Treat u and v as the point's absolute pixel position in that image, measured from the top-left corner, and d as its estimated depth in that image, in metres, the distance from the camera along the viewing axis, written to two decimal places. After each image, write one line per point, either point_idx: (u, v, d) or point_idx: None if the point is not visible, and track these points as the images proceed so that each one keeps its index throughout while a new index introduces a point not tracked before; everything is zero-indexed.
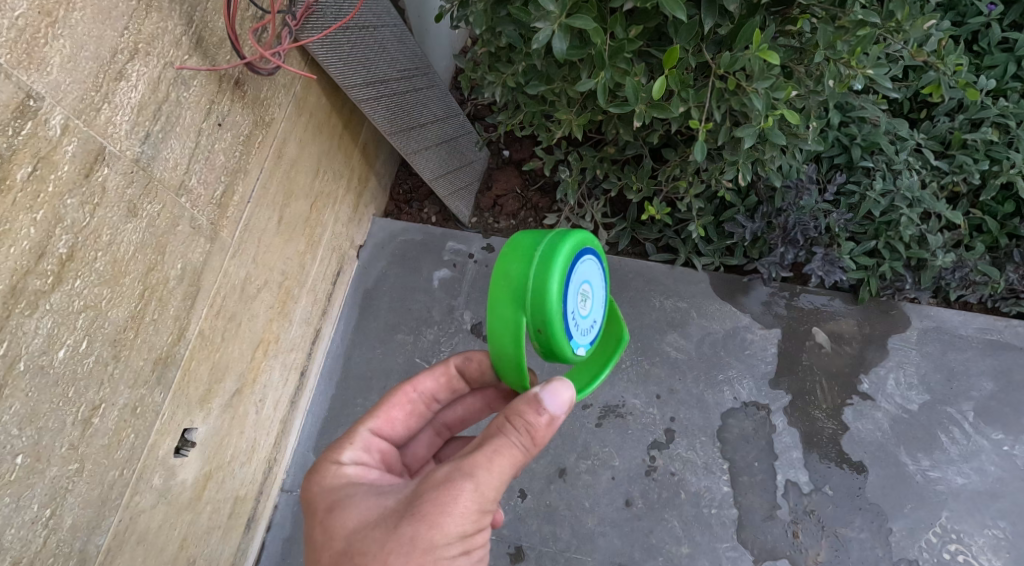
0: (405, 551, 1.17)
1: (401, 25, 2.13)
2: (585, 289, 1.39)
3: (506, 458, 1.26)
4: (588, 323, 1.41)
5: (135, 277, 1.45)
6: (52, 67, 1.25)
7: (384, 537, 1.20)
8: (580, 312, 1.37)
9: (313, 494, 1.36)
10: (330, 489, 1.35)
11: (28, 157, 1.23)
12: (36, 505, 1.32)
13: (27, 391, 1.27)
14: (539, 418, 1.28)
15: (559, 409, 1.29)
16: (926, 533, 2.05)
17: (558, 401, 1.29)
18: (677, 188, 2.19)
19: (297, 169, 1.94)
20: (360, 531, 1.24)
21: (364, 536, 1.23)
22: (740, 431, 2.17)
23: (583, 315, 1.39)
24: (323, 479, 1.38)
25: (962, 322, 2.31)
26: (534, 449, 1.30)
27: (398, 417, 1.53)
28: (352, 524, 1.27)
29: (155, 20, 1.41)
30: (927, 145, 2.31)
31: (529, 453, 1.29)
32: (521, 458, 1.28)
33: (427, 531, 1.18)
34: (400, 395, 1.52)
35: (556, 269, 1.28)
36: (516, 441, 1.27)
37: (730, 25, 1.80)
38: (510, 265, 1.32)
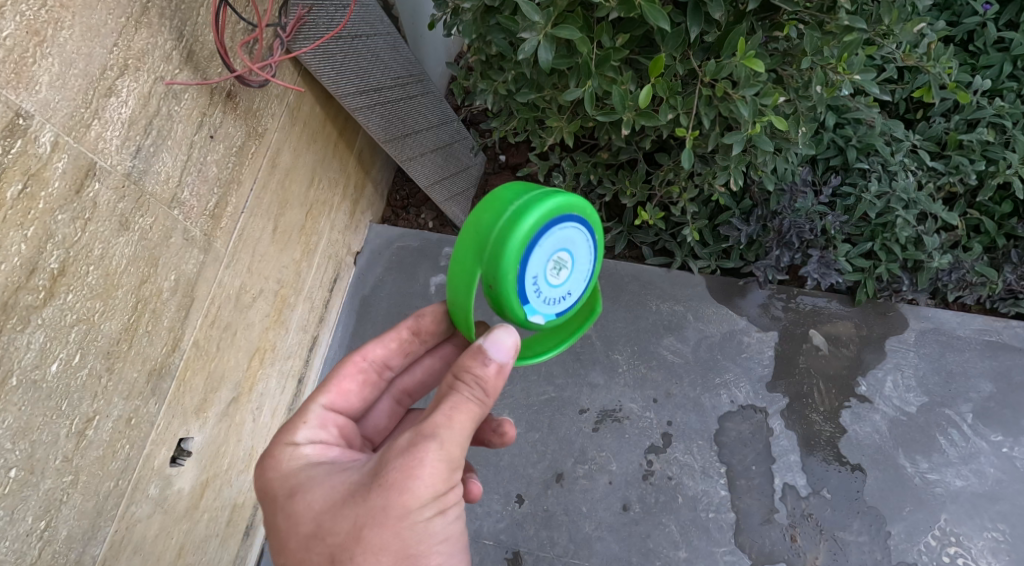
0: (378, 524, 1.19)
1: (395, 33, 2.13)
2: (559, 256, 1.34)
3: (463, 413, 1.26)
4: (557, 293, 1.38)
5: (127, 290, 1.46)
6: (41, 85, 1.26)
7: (355, 513, 1.21)
8: (546, 277, 1.33)
9: (270, 483, 1.32)
10: (285, 475, 1.33)
11: (19, 174, 1.24)
12: (31, 518, 1.33)
13: (20, 405, 1.29)
14: (486, 371, 1.28)
15: (506, 357, 1.30)
16: (925, 536, 2.04)
17: (502, 350, 1.29)
18: (670, 192, 2.21)
19: (292, 178, 1.94)
20: (328, 512, 1.24)
21: (333, 515, 1.23)
22: (738, 434, 2.17)
23: (550, 282, 1.35)
24: (277, 463, 1.34)
25: (961, 323, 2.31)
26: (490, 400, 1.30)
27: (351, 387, 1.49)
28: (316, 506, 1.26)
29: (145, 36, 1.42)
30: (922, 146, 2.31)
31: (485, 404, 1.29)
32: (480, 412, 1.28)
33: (397, 499, 1.19)
34: (350, 367, 1.48)
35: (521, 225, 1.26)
36: (469, 396, 1.27)
37: (716, 31, 1.83)
38: (484, 214, 1.30)
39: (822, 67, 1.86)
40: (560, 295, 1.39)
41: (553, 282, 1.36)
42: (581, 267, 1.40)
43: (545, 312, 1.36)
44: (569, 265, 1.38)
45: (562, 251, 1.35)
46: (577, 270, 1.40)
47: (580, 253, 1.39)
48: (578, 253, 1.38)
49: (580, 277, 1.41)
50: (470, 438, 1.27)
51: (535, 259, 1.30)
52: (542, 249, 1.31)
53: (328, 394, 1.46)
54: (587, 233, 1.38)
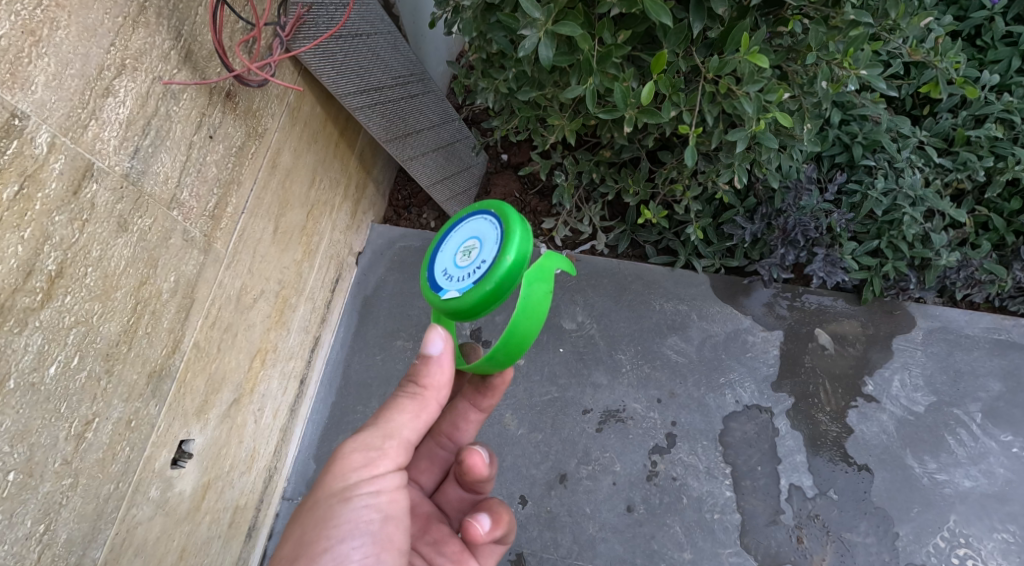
0: (302, 506, 1.34)
1: (395, 32, 2.11)
2: (468, 246, 1.43)
3: (388, 409, 1.36)
4: (469, 271, 1.38)
5: (126, 292, 1.45)
6: (37, 86, 1.26)
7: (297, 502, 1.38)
8: (456, 264, 1.43)
9: None
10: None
11: (15, 176, 1.24)
12: (30, 521, 1.33)
13: (18, 408, 1.28)
14: (424, 370, 1.37)
15: (439, 349, 1.35)
16: (934, 538, 2.02)
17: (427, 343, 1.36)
18: (673, 191, 2.20)
19: (291, 179, 1.93)
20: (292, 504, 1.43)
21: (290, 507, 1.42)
22: (743, 435, 2.15)
23: (461, 267, 1.41)
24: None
25: (969, 321, 2.28)
26: (426, 397, 1.37)
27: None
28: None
29: (142, 35, 1.41)
30: (930, 143, 2.28)
31: (422, 400, 1.37)
32: (409, 410, 1.36)
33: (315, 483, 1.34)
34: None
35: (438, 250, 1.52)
36: (397, 395, 1.37)
37: (720, 27, 1.80)
38: None
39: (828, 62, 1.86)
40: (473, 269, 1.37)
41: (463, 265, 1.41)
42: (489, 236, 1.38)
43: (455, 287, 1.38)
44: (478, 246, 1.40)
45: (471, 240, 1.43)
46: (486, 243, 1.38)
47: (487, 233, 1.39)
48: (486, 236, 1.39)
49: (492, 244, 1.36)
50: (401, 433, 1.35)
51: (445, 257, 1.47)
52: (452, 249, 1.47)
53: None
54: (490, 215, 1.41)
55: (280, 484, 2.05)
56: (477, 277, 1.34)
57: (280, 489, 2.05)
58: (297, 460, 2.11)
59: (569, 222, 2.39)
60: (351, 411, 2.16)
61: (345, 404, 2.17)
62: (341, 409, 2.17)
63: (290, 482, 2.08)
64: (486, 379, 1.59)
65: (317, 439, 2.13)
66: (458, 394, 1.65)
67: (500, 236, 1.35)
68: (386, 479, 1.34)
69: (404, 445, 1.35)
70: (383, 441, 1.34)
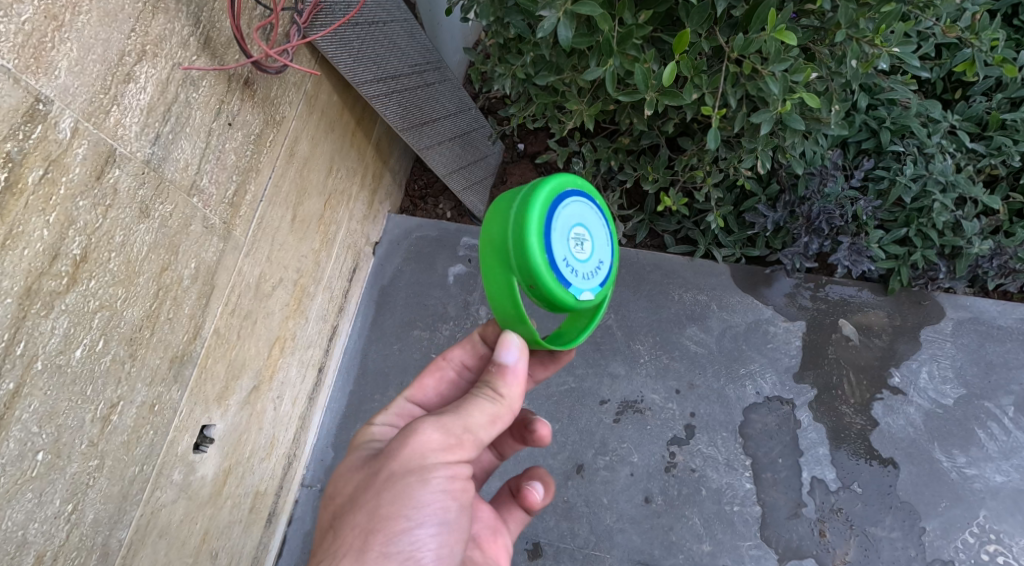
0: (373, 485, 1.27)
1: (412, 20, 2.15)
2: (581, 232, 1.35)
3: (471, 404, 1.32)
4: (589, 267, 1.35)
5: (148, 277, 1.47)
6: (60, 71, 1.26)
7: (365, 471, 1.31)
8: (575, 256, 1.32)
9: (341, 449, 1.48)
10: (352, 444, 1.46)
11: (39, 160, 1.24)
12: (58, 501, 1.34)
13: (45, 390, 1.29)
14: (496, 373, 1.35)
15: (517, 362, 1.34)
16: (962, 533, 1.97)
17: (512, 352, 1.34)
18: (694, 177, 2.18)
19: (309, 167, 1.96)
20: (353, 468, 1.35)
21: (354, 471, 1.34)
22: (763, 426, 2.12)
23: (581, 263, 1.33)
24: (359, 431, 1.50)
25: (1001, 312, 2.22)
26: (499, 400, 1.34)
27: (431, 384, 1.55)
28: (351, 465, 1.37)
29: (162, 22, 1.42)
30: (962, 127, 2.22)
31: (493, 401, 1.33)
32: (494, 411, 1.33)
33: (388, 465, 1.27)
34: (430, 367, 1.56)
35: (538, 214, 1.27)
36: (479, 392, 1.34)
37: (745, 6, 1.79)
38: (492, 228, 1.32)
39: (858, 40, 1.82)
40: (594, 268, 1.36)
41: (580, 258, 1.33)
42: (601, 239, 1.40)
43: (588, 289, 1.33)
44: (592, 245, 1.37)
45: (579, 226, 1.35)
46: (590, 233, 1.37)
47: (594, 223, 1.39)
48: (592, 224, 1.38)
49: (603, 246, 1.41)
50: (477, 428, 1.30)
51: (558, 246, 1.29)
52: (559, 230, 1.30)
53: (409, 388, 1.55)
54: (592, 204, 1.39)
55: (299, 472, 2.09)
56: (603, 279, 1.38)
57: (300, 476, 2.10)
58: (316, 448, 2.15)
59: None
60: (370, 399, 2.19)
61: (362, 393, 2.21)
62: (359, 398, 2.21)
63: (309, 469, 2.13)
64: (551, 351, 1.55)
65: (336, 427, 2.18)
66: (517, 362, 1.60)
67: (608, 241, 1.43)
68: (463, 468, 1.30)
69: (477, 445, 1.32)
70: (461, 433, 1.29)
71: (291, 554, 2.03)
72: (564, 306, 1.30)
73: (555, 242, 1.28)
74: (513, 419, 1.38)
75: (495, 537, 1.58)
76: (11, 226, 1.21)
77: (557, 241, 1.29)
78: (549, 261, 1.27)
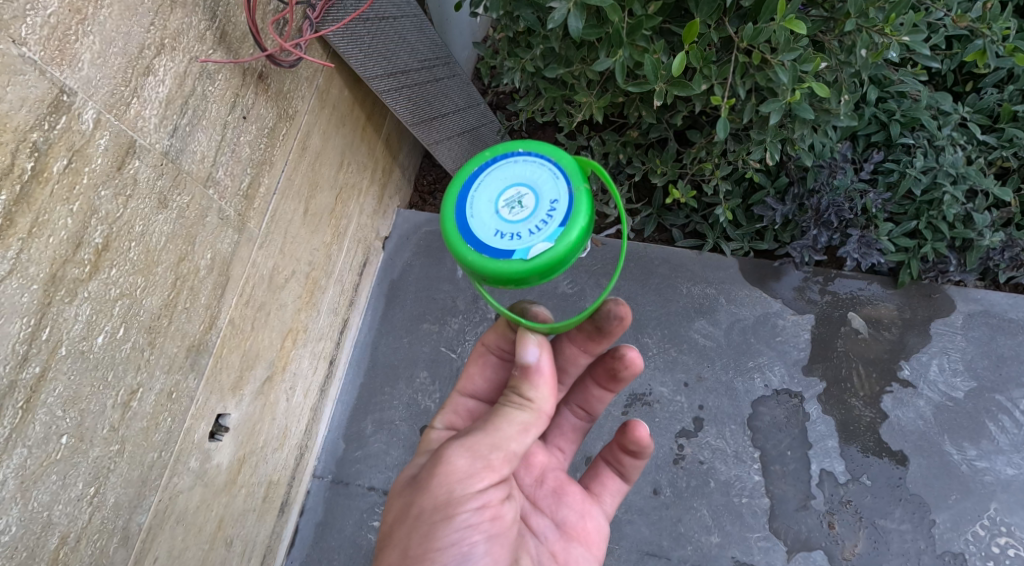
0: (407, 518, 1.33)
1: (421, 16, 2.18)
2: (512, 194, 1.30)
3: (502, 417, 1.33)
4: (534, 218, 1.27)
5: (166, 267, 1.51)
6: (83, 63, 1.30)
7: (404, 495, 1.37)
8: (508, 222, 1.28)
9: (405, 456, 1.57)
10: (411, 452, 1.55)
11: (64, 150, 1.28)
12: (81, 483, 1.38)
13: (69, 375, 1.33)
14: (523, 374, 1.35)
15: (538, 361, 1.33)
16: (973, 526, 1.97)
17: (534, 353, 1.34)
18: (702, 170, 2.20)
19: (321, 161, 2.00)
20: (398, 485, 1.42)
21: (397, 491, 1.41)
22: (772, 419, 2.13)
23: (519, 223, 1.27)
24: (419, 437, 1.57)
25: (1013, 305, 2.21)
26: (528, 406, 1.34)
27: (478, 374, 1.60)
28: (398, 482, 1.44)
29: (180, 16, 1.46)
30: (972, 119, 2.22)
31: (522, 409, 1.34)
32: (525, 422, 1.33)
33: (420, 500, 1.32)
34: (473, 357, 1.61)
35: (451, 222, 1.32)
36: (509, 405, 1.35)
37: None
38: None
39: (868, 29, 1.84)
40: (544, 215, 1.27)
41: (517, 220, 1.28)
42: (545, 178, 1.29)
43: (540, 238, 1.25)
44: (535, 194, 1.29)
45: (506, 191, 1.31)
46: (527, 183, 1.30)
47: (529, 171, 1.31)
48: (525, 175, 1.31)
49: (556, 181, 1.28)
50: (504, 445, 1.31)
51: (484, 231, 1.29)
52: (483, 213, 1.31)
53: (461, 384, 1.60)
54: (519, 155, 1.33)
55: (311, 463, 2.13)
56: (561, 218, 1.25)
57: (311, 467, 2.14)
58: (327, 440, 2.19)
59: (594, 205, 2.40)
60: (379, 392, 2.23)
61: (373, 386, 2.25)
62: (369, 390, 2.24)
63: (320, 461, 2.16)
64: (600, 326, 1.52)
65: (347, 419, 2.22)
66: (566, 337, 1.59)
67: (562, 168, 1.29)
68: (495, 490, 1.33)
69: (510, 458, 1.33)
70: (490, 453, 1.31)
71: (303, 543, 2.07)
72: (531, 273, 1.25)
73: (479, 228, 1.29)
74: (549, 418, 1.38)
75: (583, 520, 1.61)
76: (37, 214, 1.25)
77: (486, 224, 1.30)
78: (478, 247, 1.28)
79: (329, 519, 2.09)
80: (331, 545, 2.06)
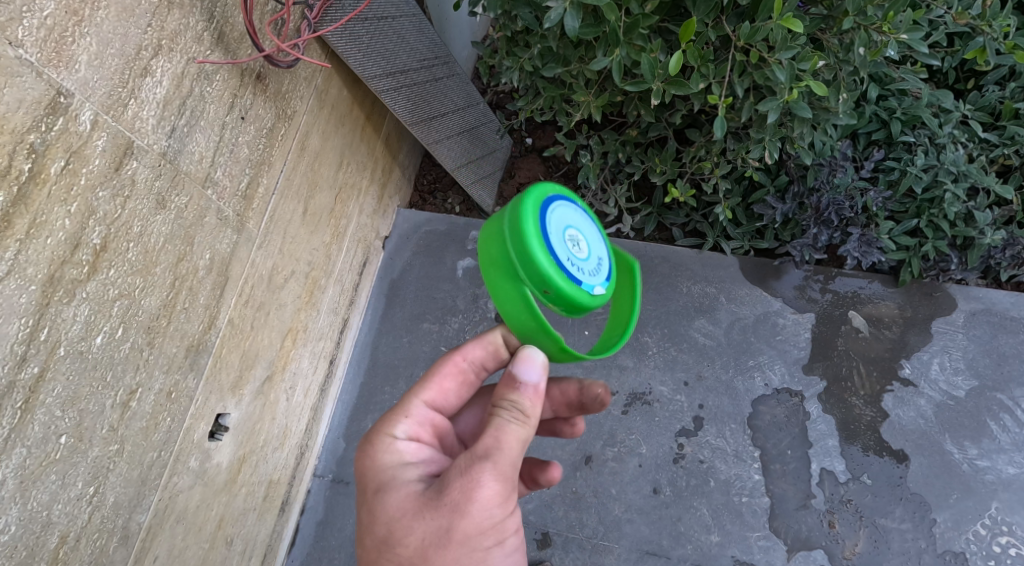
0: (441, 547, 1.20)
1: (420, 15, 2.19)
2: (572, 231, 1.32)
3: (510, 431, 1.26)
4: (591, 262, 1.33)
5: (165, 267, 1.51)
6: (80, 64, 1.30)
7: (422, 530, 1.21)
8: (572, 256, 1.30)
9: (366, 469, 1.34)
10: (379, 467, 1.33)
11: (61, 151, 1.28)
12: (81, 483, 1.39)
13: (67, 375, 1.33)
14: (520, 392, 1.30)
15: (540, 378, 1.31)
16: (974, 525, 1.96)
17: (535, 370, 1.31)
18: (702, 168, 2.19)
19: (321, 161, 2.01)
20: (399, 518, 1.24)
21: (404, 526, 1.23)
22: (772, 418, 2.13)
23: (581, 260, 1.30)
24: (374, 449, 1.35)
25: (1014, 303, 2.21)
26: (529, 421, 1.30)
27: (450, 387, 1.45)
28: (393, 511, 1.26)
29: (177, 16, 1.46)
30: (974, 117, 2.21)
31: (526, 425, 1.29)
32: (526, 434, 1.29)
33: (458, 527, 1.20)
34: (448, 363, 1.44)
35: (533, 221, 1.26)
36: (510, 414, 1.28)
37: None
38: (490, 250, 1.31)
39: (866, 27, 1.83)
40: (597, 263, 1.34)
41: (580, 256, 1.30)
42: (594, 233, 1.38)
43: (598, 284, 1.31)
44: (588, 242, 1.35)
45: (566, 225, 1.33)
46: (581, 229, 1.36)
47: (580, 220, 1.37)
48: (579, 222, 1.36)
49: (600, 240, 1.38)
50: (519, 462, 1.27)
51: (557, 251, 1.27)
52: (554, 234, 1.28)
53: (428, 387, 1.44)
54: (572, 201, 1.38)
55: (312, 462, 2.14)
56: (608, 273, 1.35)
57: (312, 466, 2.14)
58: (328, 439, 2.20)
59: (594, 204, 2.42)
60: (380, 392, 2.24)
61: (373, 385, 2.25)
62: (370, 389, 2.25)
63: (321, 459, 2.17)
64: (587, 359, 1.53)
65: (348, 418, 2.22)
66: None
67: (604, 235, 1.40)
68: (519, 517, 1.27)
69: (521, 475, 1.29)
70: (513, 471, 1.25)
71: (303, 542, 2.08)
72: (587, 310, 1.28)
73: (556, 246, 1.27)
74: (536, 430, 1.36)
75: None
76: (35, 215, 1.25)
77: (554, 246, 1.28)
78: (558, 264, 1.25)
79: (330, 518, 2.10)
80: (332, 544, 2.06)
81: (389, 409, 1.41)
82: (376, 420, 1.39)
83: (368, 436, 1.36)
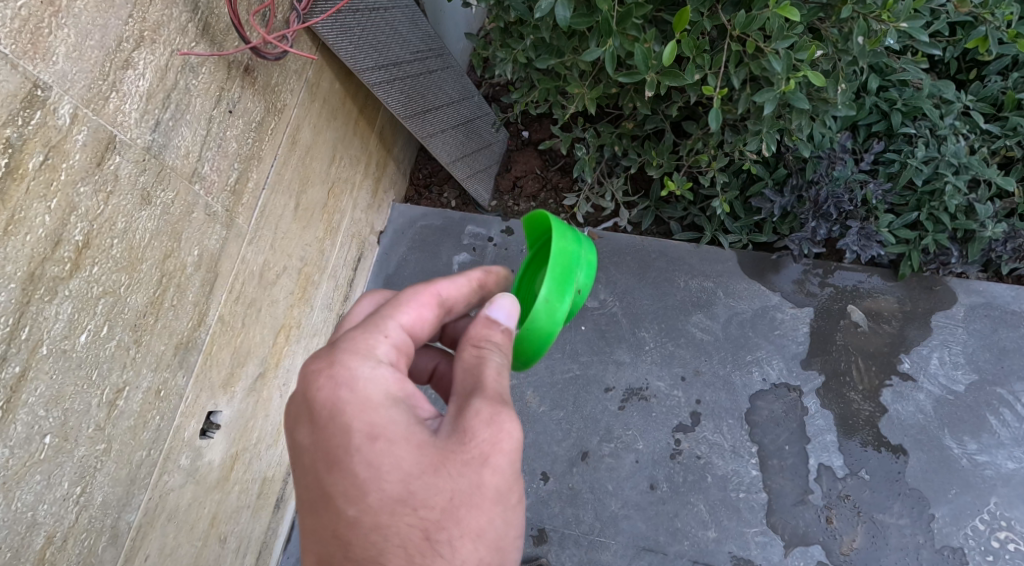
0: (473, 504, 1.13)
1: (413, 7, 2.15)
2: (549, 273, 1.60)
3: (507, 379, 1.26)
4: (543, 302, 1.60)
5: (151, 264, 1.49)
6: (58, 57, 1.28)
7: (449, 487, 1.12)
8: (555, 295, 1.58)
9: (346, 409, 1.15)
10: (365, 406, 1.15)
11: (39, 145, 1.26)
12: (67, 483, 1.37)
13: (51, 373, 1.32)
14: (496, 332, 1.31)
15: (510, 321, 1.33)
16: (973, 520, 1.95)
17: (505, 314, 1.33)
18: (698, 161, 2.17)
19: (313, 155, 1.98)
20: (416, 475, 1.12)
21: (425, 485, 1.12)
22: (770, 413, 2.11)
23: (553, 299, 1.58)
24: (354, 382, 1.17)
25: (1015, 297, 2.18)
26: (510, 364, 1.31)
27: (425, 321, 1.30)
28: (405, 466, 1.12)
29: (160, 7, 1.44)
30: (976, 107, 2.18)
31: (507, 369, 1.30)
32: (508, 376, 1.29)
33: (490, 481, 1.15)
34: (424, 297, 1.31)
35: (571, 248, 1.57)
36: (502, 359, 1.28)
37: None
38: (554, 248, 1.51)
39: (866, 16, 1.80)
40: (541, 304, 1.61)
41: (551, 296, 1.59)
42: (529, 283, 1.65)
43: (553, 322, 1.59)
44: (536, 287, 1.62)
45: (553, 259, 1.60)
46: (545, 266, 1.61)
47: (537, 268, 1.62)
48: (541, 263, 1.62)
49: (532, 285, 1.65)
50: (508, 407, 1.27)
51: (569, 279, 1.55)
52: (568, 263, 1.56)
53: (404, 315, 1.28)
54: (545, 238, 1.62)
55: None
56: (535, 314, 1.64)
57: None
58: None
59: (590, 198, 2.38)
60: None
61: None
62: None
63: None
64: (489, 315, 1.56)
65: None
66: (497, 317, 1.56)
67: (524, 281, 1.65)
68: None
69: None
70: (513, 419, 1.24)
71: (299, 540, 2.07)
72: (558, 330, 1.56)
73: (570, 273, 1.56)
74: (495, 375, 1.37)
75: None
76: (14, 211, 1.23)
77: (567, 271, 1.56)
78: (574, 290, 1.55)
79: None
80: None
81: (350, 332, 1.24)
82: (338, 346, 1.21)
83: (343, 365, 1.18)
